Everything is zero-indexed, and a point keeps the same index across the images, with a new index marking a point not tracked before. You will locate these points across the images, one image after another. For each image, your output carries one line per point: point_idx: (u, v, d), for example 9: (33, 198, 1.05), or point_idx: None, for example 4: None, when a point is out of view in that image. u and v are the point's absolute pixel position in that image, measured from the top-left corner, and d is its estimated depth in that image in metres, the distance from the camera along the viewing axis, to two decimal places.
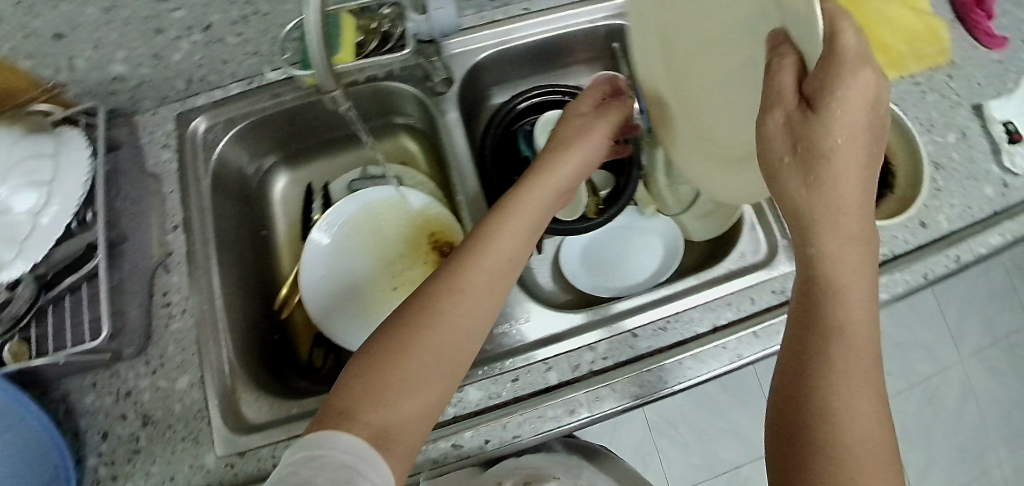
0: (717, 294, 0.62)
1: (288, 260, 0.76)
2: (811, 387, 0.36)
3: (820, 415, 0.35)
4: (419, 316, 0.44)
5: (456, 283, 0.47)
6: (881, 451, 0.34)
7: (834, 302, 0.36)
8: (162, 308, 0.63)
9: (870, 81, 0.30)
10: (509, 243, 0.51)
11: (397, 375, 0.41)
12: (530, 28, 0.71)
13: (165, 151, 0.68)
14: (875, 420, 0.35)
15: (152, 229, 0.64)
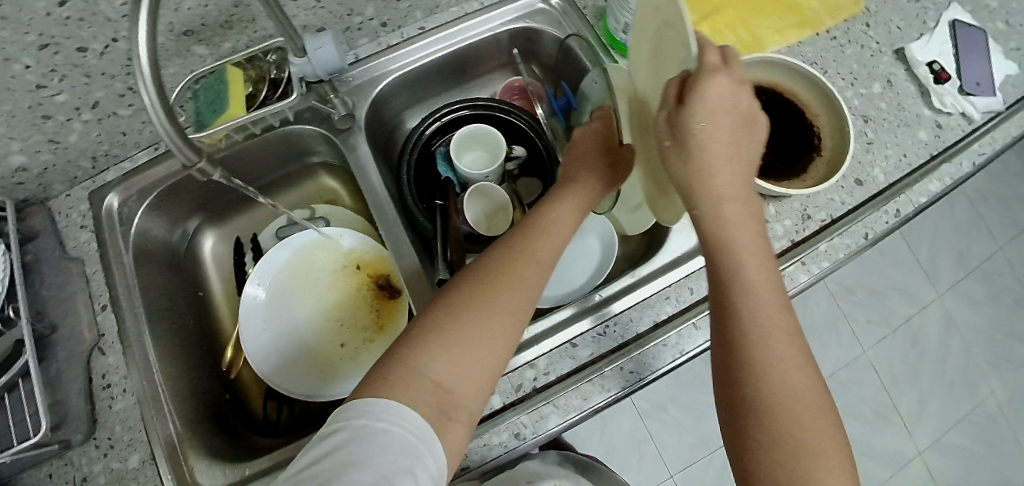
0: (656, 288, 0.61)
1: (228, 318, 0.77)
2: (738, 348, 0.41)
3: (751, 371, 0.40)
4: (482, 289, 0.45)
5: (513, 258, 0.47)
6: (808, 394, 0.40)
7: (732, 264, 0.41)
8: (103, 391, 0.63)
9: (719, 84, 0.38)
10: (560, 226, 0.50)
11: (456, 345, 0.42)
12: (430, 46, 0.70)
13: (83, 232, 0.67)
14: (800, 370, 0.40)
15: (80, 313, 0.64)
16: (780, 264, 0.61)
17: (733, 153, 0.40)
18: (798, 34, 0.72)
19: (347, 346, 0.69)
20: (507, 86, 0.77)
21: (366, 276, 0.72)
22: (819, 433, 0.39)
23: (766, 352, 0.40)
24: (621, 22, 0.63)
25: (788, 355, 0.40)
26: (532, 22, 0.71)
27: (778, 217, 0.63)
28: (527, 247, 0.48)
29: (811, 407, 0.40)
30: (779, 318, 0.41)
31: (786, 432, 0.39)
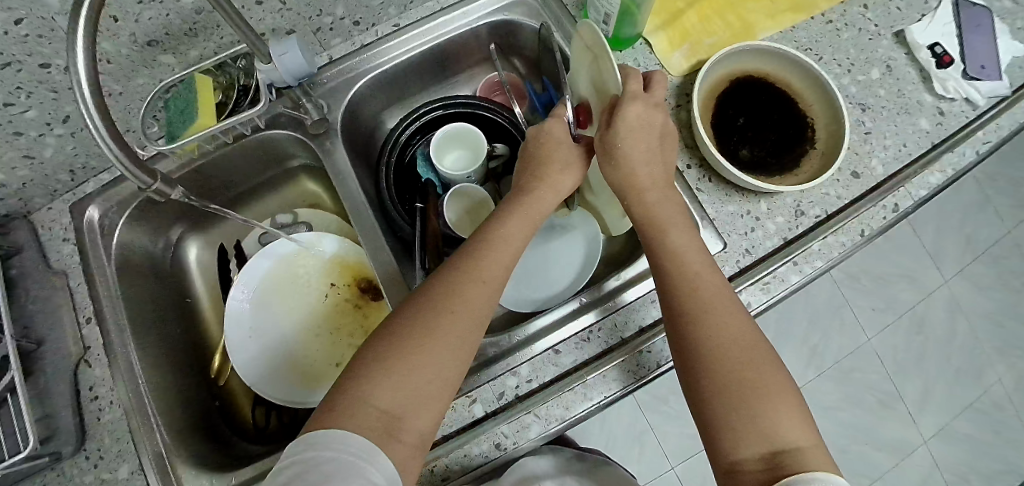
0: (640, 293, 0.59)
1: (216, 324, 0.77)
2: (681, 314, 0.49)
3: (698, 325, 0.48)
4: (426, 312, 0.46)
5: (455, 282, 0.47)
6: (749, 346, 0.47)
7: (664, 236, 0.51)
8: (91, 403, 0.63)
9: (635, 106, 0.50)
10: (506, 247, 0.51)
11: (399, 373, 0.43)
12: (403, 44, 0.67)
13: (66, 245, 0.68)
14: (738, 327, 0.48)
15: (66, 326, 0.64)
16: (771, 265, 0.59)
17: (649, 159, 0.52)
18: (791, 18, 0.68)
19: (335, 352, 0.68)
20: (484, 84, 0.75)
21: (352, 281, 0.71)
22: (764, 375, 0.46)
23: (705, 315, 0.48)
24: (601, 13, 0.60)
25: (724, 315, 0.48)
26: (509, 14, 0.68)
27: (770, 214, 0.61)
28: (470, 270, 0.48)
29: (752, 356, 0.47)
30: (710, 286, 0.50)
31: (734, 377, 0.45)
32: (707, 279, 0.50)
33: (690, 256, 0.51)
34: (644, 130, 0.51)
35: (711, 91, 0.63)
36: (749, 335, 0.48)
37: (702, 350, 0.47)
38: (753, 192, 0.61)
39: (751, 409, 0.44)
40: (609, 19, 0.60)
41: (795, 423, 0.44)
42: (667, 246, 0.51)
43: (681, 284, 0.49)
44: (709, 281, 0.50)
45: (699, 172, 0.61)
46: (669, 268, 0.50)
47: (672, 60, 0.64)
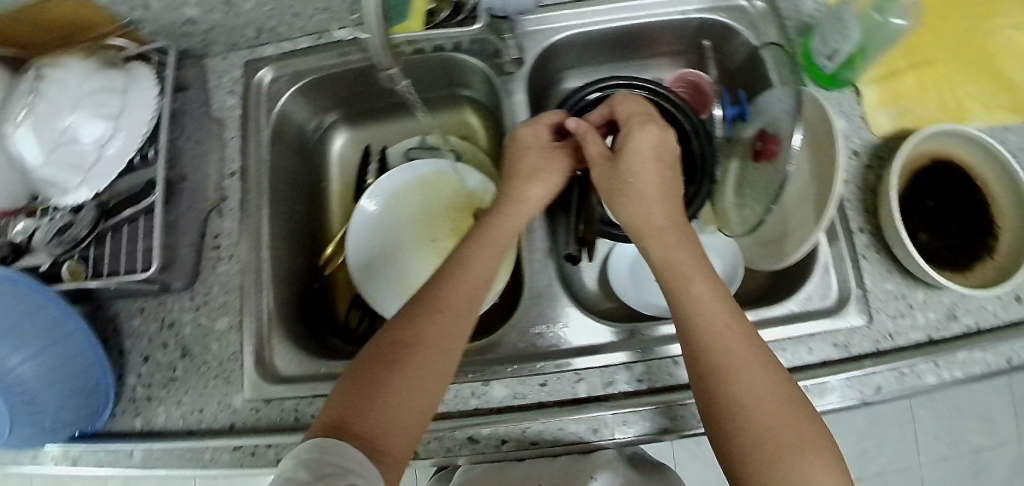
0: (776, 335, 0.58)
1: (337, 215, 0.78)
2: (704, 367, 0.46)
3: (718, 369, 0.46)
4: (401, 327, 0.49)
5: (418, 315, 0.49)
6: (774, 396, 0.44)
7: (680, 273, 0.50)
8: (212, 250, 0.65)
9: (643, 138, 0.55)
10: (468, 278, 0.52)
11: (389, 395, 0.45)
12: (613, 12, 0.66)
13: (230, 97, 0.69)
14: (762, 373, 0.45)
15: (211, 172, 0.66)
16: (913, 356, 0.56)
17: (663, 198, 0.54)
18: (1005, 118, 0.62)
19: (447, 287, 0.68)
20: (677, 76, 0.72)
21: (483, 224, 0.70)
22: (793, 429, 0.43)
23: (727, 363, 0.46)
24: (829, 47, 0.59)
25: (745, 362, 0.46)
26: (727, 17, 0.65)
27: (924, 306, 0.58)
28: (432, 304, 0.50)
29: (781, 409, 0.44)
30: (731, 329, 0.47)
31: (758, 433, 0.43)
32: (725, 326, 0.48)
33: (702, 304, 0.49)
34: (641, 163, 0.54)
35: (910, 163, 0.59)
36: (774, 382, 0.45)
37: (723, 405, 0.45)
38: (915, 277, 0.59)
39: (774, 473, 0.42)
40: (834, 55, 0.59)
41: (831, 476, 0.42)
42: (689, 292, 0.50)
43: (700, 329, 0.47)
44: (728, 320, 0.48)
45: (869, 238, 0.59)
46: (688, 311, 0.49)
47: (877, 119, 0.61)
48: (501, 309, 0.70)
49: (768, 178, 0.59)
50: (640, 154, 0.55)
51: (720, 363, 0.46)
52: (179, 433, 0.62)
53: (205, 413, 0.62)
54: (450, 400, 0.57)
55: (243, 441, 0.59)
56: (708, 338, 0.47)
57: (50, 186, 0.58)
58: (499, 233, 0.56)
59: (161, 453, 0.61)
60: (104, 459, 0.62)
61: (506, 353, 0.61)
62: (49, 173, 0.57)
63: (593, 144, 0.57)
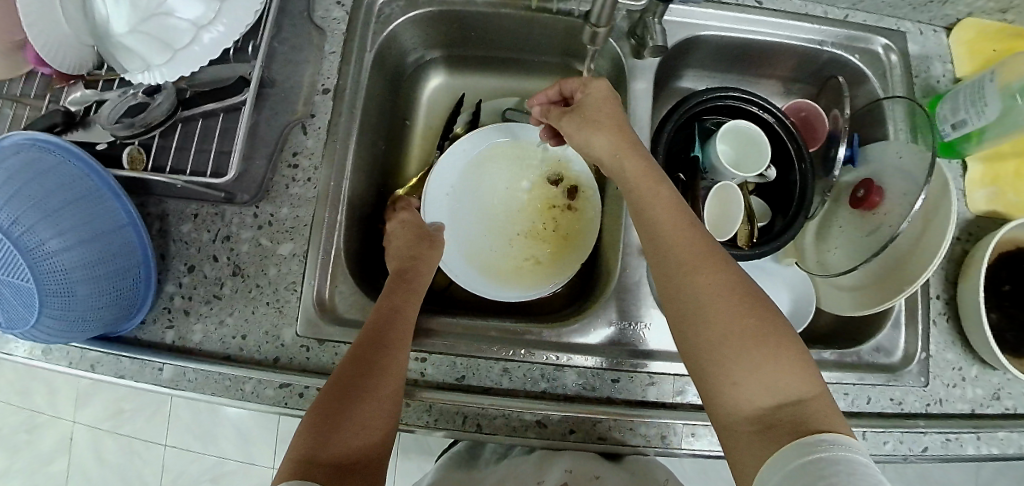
0: (846, 380, 0.59)
1: (418, 154, 0.76)
2: (680, 312, 0.47)
3: (690, 305, 0.46)
4: (360, 350, 0.51)
5: (373, 352, 0.50)
6: (736, 304, 0.45)
7: (650, 219, 0.51)
8: (287, 168, 0.60)
9: (601, 94, 0.58)
10: (404, 317, 0.55)
11: (350, 427, 0.46)
12: (756, 24, 0.68)
13: (337, 9, 0.64)
14: (724, 285, 0.46)
15: (303, 83, 0.61)
16: (959, 426, 0.58)
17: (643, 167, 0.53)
18: None
19: (519, 258, 0.68)
20: (793, 104, 0.73)
21: (569, 205, 0.70)
22: (755, 336, 0.44)
23: (690, 281, 0.47)
24: (957, 116, 0.62)
25: (707, 276, 0.46)
26: (859, 60, 0.69)
27: (973, 381, 0.60)
28: (387, 340, 0.52)
29: (742, 316, 0.44)
30: (695, 247, 0.48)
31: (716, 340, 0.44)
32: (692, 244, 0.48)
33: (671, 228, 0.50)
34: (603, 109, 0.57)
35: (1001, 244, 0.60)
36: (736, 292, 0.46)
37: (685, 321, 0.46)
38: (974, 353, 0.61)
39: (729, 375, 0.43)
40: (959, 126, 0.62)
41: (795, 377, 0.43)
42: (669, 231, 0.49)
43: (666, 251, 0.49)
44: (696, 252, 0.48)
45: (942, 306, 0.62)
46: (659, 234, 0.50)
47: (974, 196, 0.64)
48: (566, 295, 0.70)
49: (866, 228, 0.62)
50: (609, 105, 0.57)
51: (682, 282, 0.47)
52: (217, 356, 0.57)
53: (247, 341, 0.58)
54: (520, 378, 0.57)
55: (292, 379, 0.55)
56: (670, 260, 0.49)
57: (130, 54, 0.52)
58: (416, 284, 0.59)
59: (196, 374, 0.56)
60: (127, 368, 0.57)
61: (579, 343, 0.59)
62: (133, 44, 0.51)
63: (554, 109, 0.61)
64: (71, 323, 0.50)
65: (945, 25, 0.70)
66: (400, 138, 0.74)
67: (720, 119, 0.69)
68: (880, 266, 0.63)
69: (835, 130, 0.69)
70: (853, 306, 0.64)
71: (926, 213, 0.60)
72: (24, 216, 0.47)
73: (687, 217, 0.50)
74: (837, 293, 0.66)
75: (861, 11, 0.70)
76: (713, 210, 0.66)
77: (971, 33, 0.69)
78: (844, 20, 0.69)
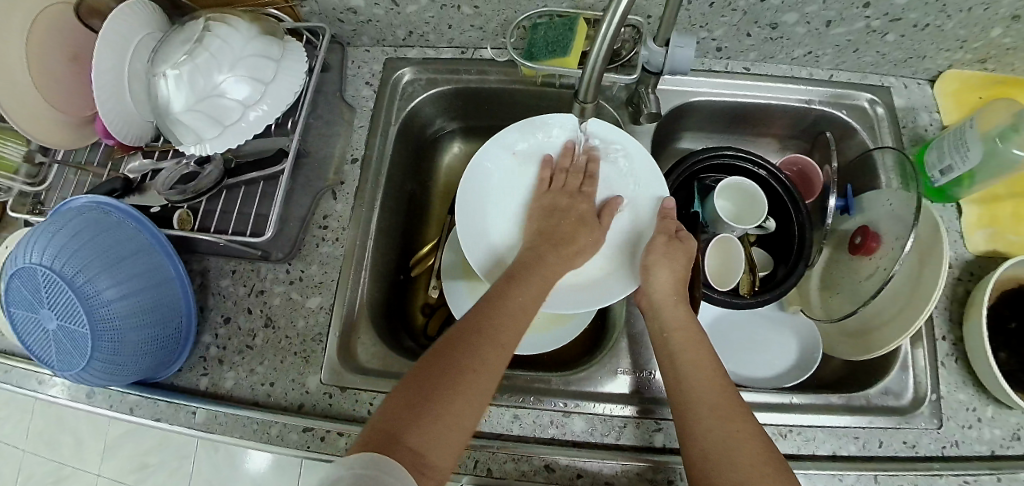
0: (852, 423, 0.59)
1: (436, 215, 0.82)
2: (702, 449, 0.50)
3: (712, 445, 0.49)
4: (472, 332, 0.52)
5: (477, 335, 0.52)
6: (743, 445, 0.49)
7: (683, 360, 0.55)
8: (317, 228, 0.67)
9: (685, 246, 0.61)
10: (515, 312, 0.55)
11: (435, 419, 0.46)
12: (744, 88, 0.75)
13: (366, 88, 0.74)
14: (745, 436, 0.50)
15: (334, 153, 0.70)
16: (977, 469, 0.57)
17: (680, 314, 0.58)
18: None
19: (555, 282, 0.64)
20: (788, 158, 0.78)
21: (635, 216, 0.66)
22: (757, 473, 0.47)
23: (700, 416, 0.51)
24: (943, 162, 0.65)
25: (730, 423, 0.50)
26: (847, 115, 0.74)
27: (992, 422, 0.59)
28: (485, 337, 0.52)
29: (751, 454, 0.48)
30: (716, 389, 0.53)
31: (716, 467, 0.48)
32: (710, 385, 0.53)
33: (691, 366, 0.55)
34: (680, 254, 0.60)
35: (1003, 284, 0.61)
36: (748, 433, 0.50)
37: (709, 456, 0.49)
38: (987, 392, 0.60)
39: None
40: (947, 171, 0.65)
41: None
42: (698, 379, 0.54)
43: (688, 381, 0.54)
44: (724, 398, 0.52)
45: (949, 347, 0.63)
46: (681, 362, 0.55)
47: (973, 237, 0.67)
48: (580, 346, 0.72)
49: (866, 273, 0.64)
50: (684, 246, 0.61)
51: (694, 415, 0.51)
52: (245, 402, 0.61)
53: (275, 388, 0.61)
54: (528, 424, 0.59)
55: (315, 424, 0.59)
56: (684, 394, 0.53)
57: (185, 129, 0.58)
58: (544, 272, 0.60)
59: (226, 418, 0.60)
60: (162, 412, 0.61)
61: (587, 389, 0.62)
62: (187, 120, 0.58)
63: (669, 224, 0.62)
64: (116, 367, 0.55)
65: (928, 79, 0.76)
66: (421, 199, 0.81)
67: (718, 175, 0.74)
68: (874, 310, 0.65)
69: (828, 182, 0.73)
70: (852, 349, 0.66)
71: (920, 259, 0.62)
72: (86, 269, 0.53)
73: (720, 367, 0.55)
74: (833, 338, 0.69)
75: (844, 71, 0.76)
76: (716, 264, 0.70)
77: (953, 84, 0.74)
78: (829, 80, 0.75)
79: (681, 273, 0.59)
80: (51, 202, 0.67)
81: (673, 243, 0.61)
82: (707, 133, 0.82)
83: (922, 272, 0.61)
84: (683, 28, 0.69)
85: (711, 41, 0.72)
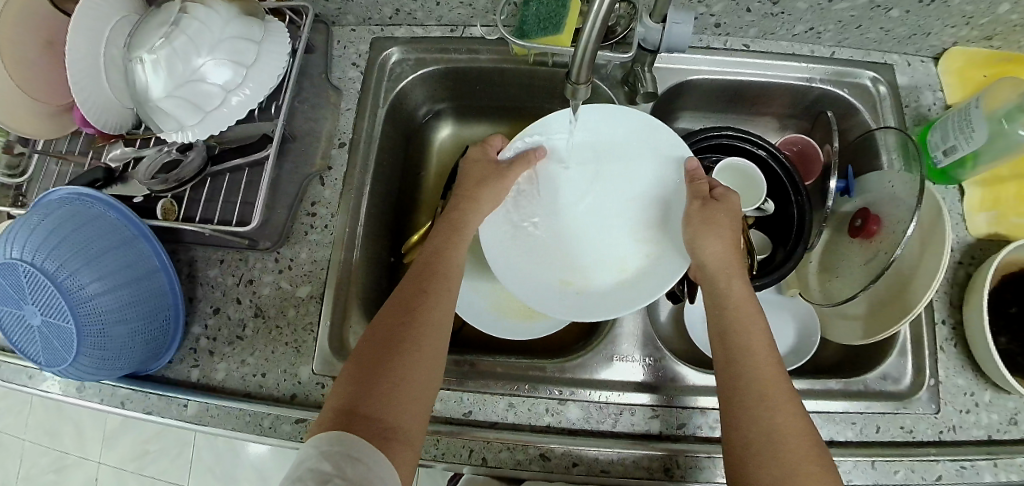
0: (850, 409, 0.59)
1: (428, 200, 0.81)
2: (743, 435, 0.48)
3: (756, 433, 0.48)
4: (405, 300, 0.53)
5: (415, 302, 0.53)
6: (790, 440, 0.47)
7: (737, 342, 0.53)
8: (307, 216, 0.66)
9: (731, 213, 0.58)
10: (444, 275, 0.56)
11: (387, 387, 0.47)
12: (744, 66, 0.72)
13: (352, 70, 0.71)
14: (791, 428, 0.48)
15: (321, 138, 0.68)
16: (975, 453, 0.57)
17: (737, 293, 0.55)
18: None
19: (591, 282, 0.63)
20: (787, 139, 0.76)
21: (666, 202, 0.64)
22: (800, 469, 0.46)
23: (748, 404, 0.49)
24: (947, 143, 0.64)
25: (778, 414, 0.48)
26: (849, 93, 0.72)
27: (989, 406, 0.59)
28: (420, 302, 0.53)
29: (795, 447, 0.47)
30: (769, 378, 0.50)
31: (757, 457, 0.47)
32: (762, 373, 0.51)
33: (745, 350, 0.52)
34: (725, 221, 0.57)
35: (1005, 268, 0.60)
36: (798, 427, 0.48)
37: (751, 444, 0.47)
38: (986, 377, 0.60)
39: None
40: (951, 152, 0.64)
41: None
42: (751, 365, 0.51)
43: (740, 367, 0.51)
44: (777, 388, 0.50)
45: (949, 331, 0.62)
46: (734, 346, 0.52)
47: (975, 219, 0.65)
48: (574, 333, 0.72)
49: (866, 257, 0.63)
50: (722, 207, 0.58)
51: (742, 401, 0.49)
52: (237, 394, 0.60)
53: (267, 379, 0.61)
54: (523, 413, 0.58)
55: (308, 415, 0.58)
56: (735, 377, 0.51)
57: (165, 117, 0.56)
58: (465, 232, 0.61)
59: (219, 410, 0.59)
60: (154, 405, 0.61)
61: (582, 376, 0.61)
62: (166, 107, 0.55)
63: (704, 187, 0.60)
64: (104, 361, 0.54)
65: (932, 55, 0.73)
66: (412, 185, 0.79)
67: (716, 156, 0.72)
68: (884, 290, 0.63)
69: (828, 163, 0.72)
70: (865, 328, 0.64)
71: (929, 232, 0.61)
72: (67, 262, 0.51)
73: (777, 355, 0.52)
74: (841, 319, 0.67)
75: (847, 48, 0.73)
76: None
77: (958, 62, 0.72)
78: (831, 57, 0.73)
79: (723, 243, 0.57)
80: (32, 194, 0.65)
81: (712, 208, 0.58)
82: (705, 113, 0.80)
83: (932, 248, 0.60)
84: (680, 4, 0.67)
85: (710, 17, 0.69)
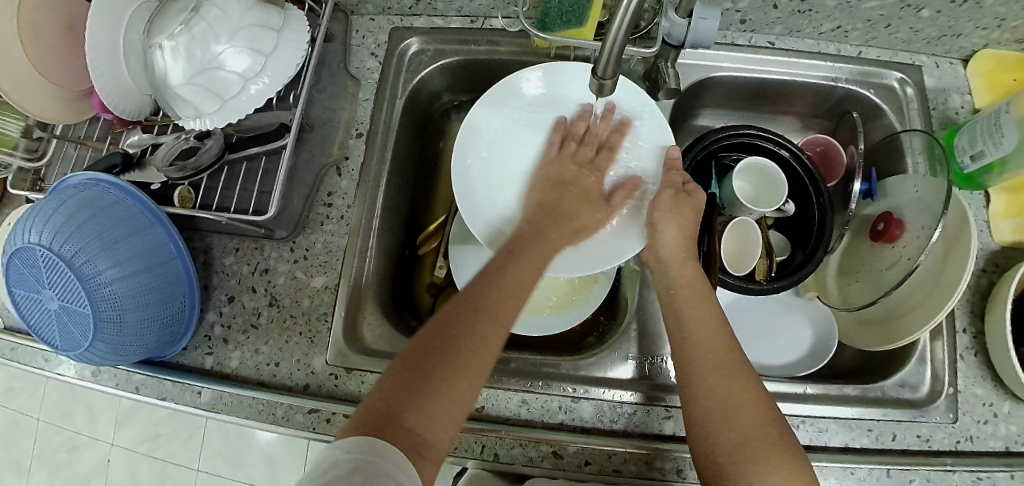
0: (866, 415, 0.58)
1: (444, 192, 0.80)
2: (698, 400, 0.49)
3: (708, 399, 0.49)
4: (464, 311, 0.50)
5: (471, 314, 0.50)
6: (742, 405, 0.48)
7: (686, 316, 0.54)
8: (323, 206, 0.66)
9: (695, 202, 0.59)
10: (504, 289, 0.53)
11: (428, 399, 0.44)
12: (768, 63, 0.71)
13: (371, 59, 0.71)
14: (741, 390, 0.49)
15: (338, 128, 0.67)
16: (991, 465, 0.56)
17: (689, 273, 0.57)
18: None
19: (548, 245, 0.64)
20: (810, 139, 0.75)
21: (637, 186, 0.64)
22: (749, 428, 0.46)
23: (697, 374, 0.50)
24: (975, 147, 0.63)
25: (727, 379, 0.49)
26: (875, 94, 0.71)
27: (1008, 417, 0.58)
28: (479, 314, 0.50)
29: (746, 408, 0.48)
30: (720, 349, 0.52)
31: (710, 420, 0.48)
32: (716, 343, 0.52)
33: (698, 323, 0.53)
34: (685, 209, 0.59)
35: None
36: (749, 391, 0.49)
37: (705, 408, 0.48)
38: (1006, 388, 0.59)
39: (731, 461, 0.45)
40: (978, 157, 0.62)
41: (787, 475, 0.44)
42: (699, 335, 0.53)
43: (689, 339, 0.53)
44: (730, 356, 0.51)
45: (970, 341, 0.61)
46: (684, 320, 0.54)
47: (999, 227, 0.64)
48: (586, 330, 0.71)
49: (887, 263, 0.62)
50: (692, 200, 0.59)
51: (695, 369, 0.51)
52: (252, 383, 0.61)
53: (280, 369, 0.61)
54: (535, 409, 0.58)
55: (321, 405, 0.58)
56: (687, 349, 0.52)
57: (185, 104, 0.56)
58: (533, 246, 0.58)
59: (232, 398, 0.60)
60: (168, 391, 0.61)
61: (596, 374, 0.61)
62: (185, 93, 0.55)
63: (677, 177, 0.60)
64: (117, 344, 0.54)
65: (961, 57, 0.72)
66: (428, 177, 0.79)
67: (737, 155, 0.71)
68: (899, 298, 0.63)
69: (852, 165, 0.70)
70: (875, 336, 0.64)
71: (951, 242, 0.60)
72: (83, 248, 0.51)
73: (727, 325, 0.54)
74: (853, 325, 0.67)
75: (875, 47, 0.72)
76: (732, 248, 0.68)
77: (988, 64, 0.70)
78: (857, 56, 0.71)
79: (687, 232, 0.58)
80: (50, 178, 0.65)
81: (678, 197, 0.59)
82: (726, 111, 0.79)
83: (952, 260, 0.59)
84: None
85: (736, 13, 0.68)
